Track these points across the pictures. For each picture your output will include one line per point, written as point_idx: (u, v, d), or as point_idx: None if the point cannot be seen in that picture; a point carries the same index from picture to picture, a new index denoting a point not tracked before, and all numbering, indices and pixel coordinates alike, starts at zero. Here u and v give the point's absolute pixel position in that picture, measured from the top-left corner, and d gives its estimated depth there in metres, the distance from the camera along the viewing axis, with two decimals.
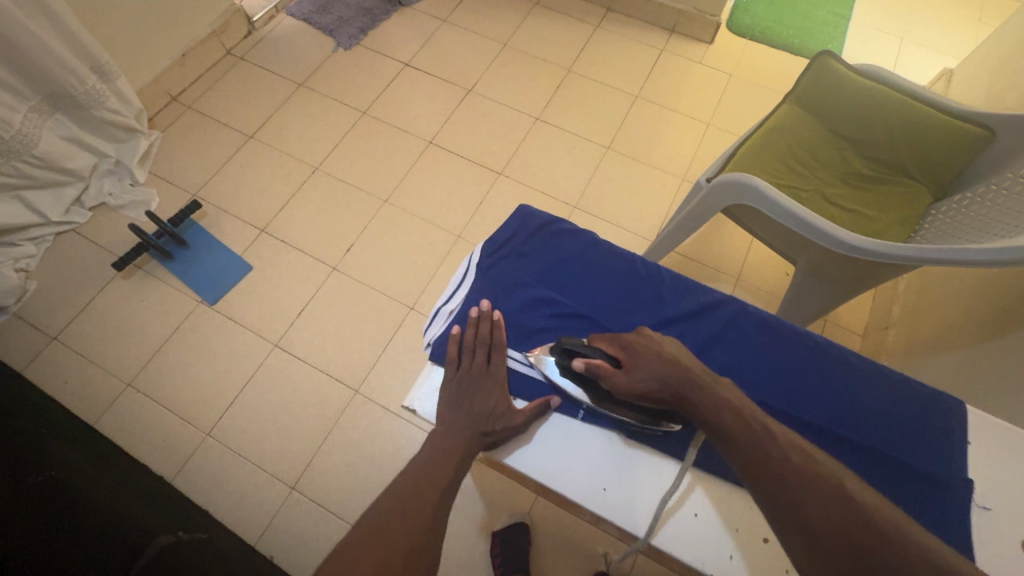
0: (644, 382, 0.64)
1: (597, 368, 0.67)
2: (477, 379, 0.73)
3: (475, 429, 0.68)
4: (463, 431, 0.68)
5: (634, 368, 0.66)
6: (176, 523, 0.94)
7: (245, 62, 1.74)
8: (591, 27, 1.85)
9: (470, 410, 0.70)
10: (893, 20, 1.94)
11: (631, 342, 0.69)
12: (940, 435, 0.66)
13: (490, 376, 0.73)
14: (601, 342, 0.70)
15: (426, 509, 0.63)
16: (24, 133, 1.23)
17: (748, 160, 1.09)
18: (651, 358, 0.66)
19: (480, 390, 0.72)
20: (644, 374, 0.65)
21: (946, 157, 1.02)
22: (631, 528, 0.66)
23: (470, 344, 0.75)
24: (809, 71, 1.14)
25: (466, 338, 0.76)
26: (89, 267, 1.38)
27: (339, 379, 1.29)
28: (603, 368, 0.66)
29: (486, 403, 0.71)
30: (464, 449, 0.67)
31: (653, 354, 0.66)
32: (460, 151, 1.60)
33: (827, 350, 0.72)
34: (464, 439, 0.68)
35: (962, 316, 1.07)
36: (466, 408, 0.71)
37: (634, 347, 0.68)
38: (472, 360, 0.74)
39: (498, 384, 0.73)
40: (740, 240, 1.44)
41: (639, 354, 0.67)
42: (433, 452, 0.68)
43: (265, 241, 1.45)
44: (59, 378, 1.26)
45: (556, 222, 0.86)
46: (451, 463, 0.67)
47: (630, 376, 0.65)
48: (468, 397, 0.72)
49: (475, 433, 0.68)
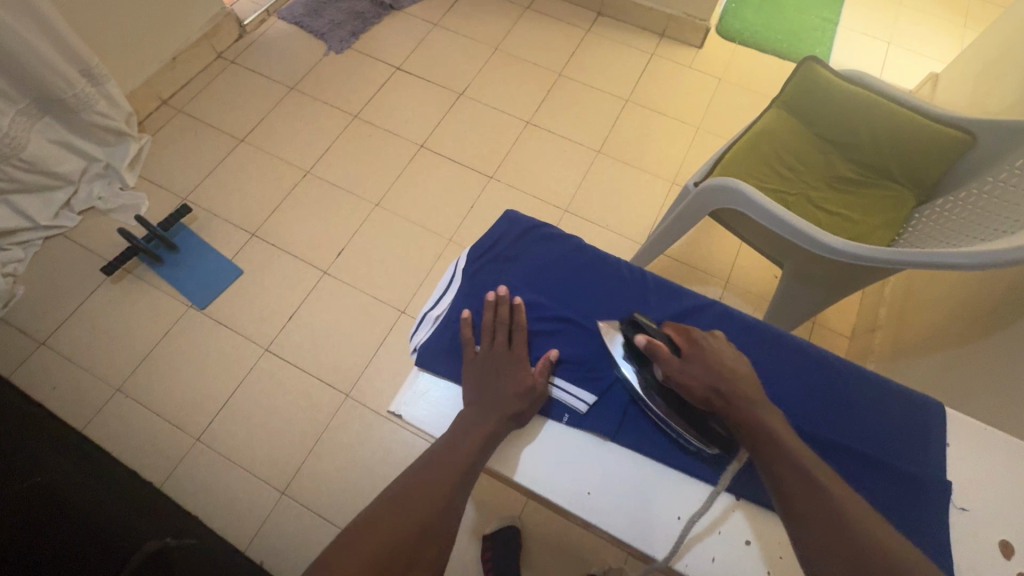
0: (696, 380, 0.64)
1: (656, 348, 0.67)
2: (499, 360, 0.73)
3: (504, 409, 0.68)
4: (489, 410, 0.68)
5: (692, 361, 0.66)
6: (165, 528, 0.93)
7: (236, 65, 1.74)
8: (582, 31, 1.86)
9: (493, 389, 0.70)
10: (880, 25, 1.96)
11: (700, 338, 0.68)
12: (921, 438, 0.67)
13: (512, 357, 0.74)
14: (672, 330, 0.70)
15: (441, 495, 0.61)
16: (12, 136, 1.22)
17: (733, 166, 1.10)
18: (712, 361, 0.65)
19: (503, 371, 0.72)
20: (699, 372, 0.65)
21: (929, 161, 1.04)
22: (616, 532, 0.67)
23: (489, 327, 0.76)
24: (795, 76, 1.15)
25: (485, 322, 0.77)
26: (78, 271, 1.38)
27: (330, 383, 1.29)
28: (662, 350, 0.67)
29: (511, 381, 0.71)
30: (487, 428, 0.66)
31: (716, 358, 0.66)
32: (452, 155, 1.61)
33: (808, 353, 0.73)
34: (489, 419, 0.67)
35: (945, 319, 1.09)
36: (489, 388, 0.71)
37: (700, 343, 0.67)
38: (494, 342, 0.75)
39: (521, 363, 0.73)
40: (730, 242, 1.45)
41: (703, 352, 0.66)
42: (457, 433, 0.67)
43: (255, 246, 1.45)
44: (47, 384, 1.25)
45: (540, 227, 0.86)
46: (475, 443, 0.65)
47: (684, 366, 0.65)
48: (491, 377, 0.72)
49: (504, 412, 0.68)
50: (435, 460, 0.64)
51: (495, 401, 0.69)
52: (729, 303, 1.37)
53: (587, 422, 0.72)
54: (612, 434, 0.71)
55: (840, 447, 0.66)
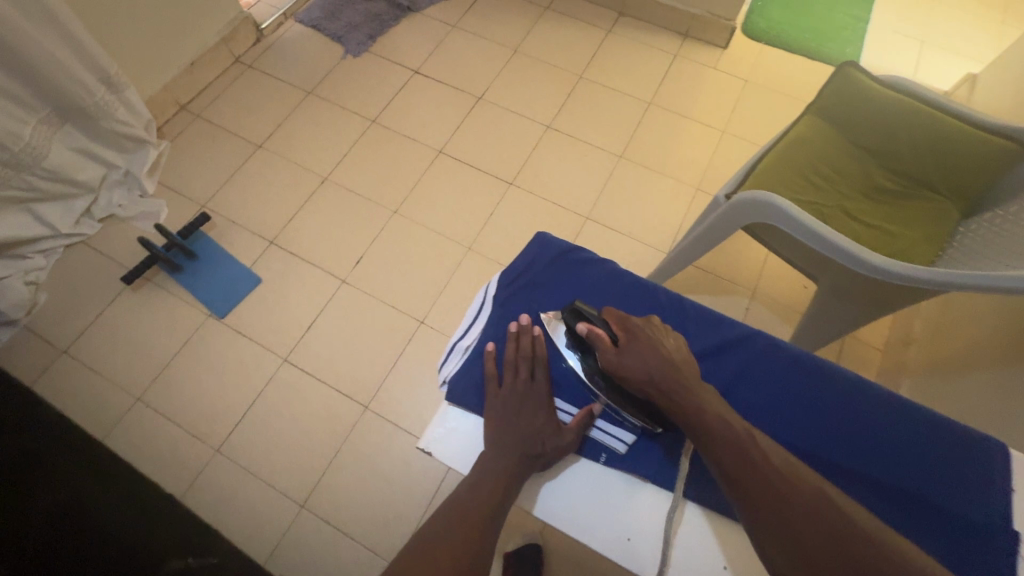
0: (632, 370, 0.66)
1: (596, 338, 0.69)
2: (521, 398, 0.71)
3: (524, 449, 0.66)
4: (511, 452, 0.66)
5: (628, 351, 0.67)
6: (185, 546, 0.92)
7: (253, 70, 1.72)
8: (604, 31, 1.81)
9: (514, 429, 0.68)
10: (913, 23, 1.89)
11: (636, 326, 0.70)
12: (981, 482, 0.63)
13: (534, 394, 0.72)
14: (612, 317, 0.71)
15: (467, 545, 0.59)
16: (33, 146, 1.22)
17: (769, 177, 1.06)
18: (647, 349, 0.67)
19: (525, 410, 0.70)
20: (635, 362, 0.66)
21: (974, 173, 0.99)
22: None
23: (511, 360, 0.74)
24: (832, 82, 1.10)
25: (507, 356, 0.75)
26: (98, 279, 1.38)
27: (350, 395, 1.28)
28: (601, 339, 0.68)
29: (535, 422, 0.69)
30: (509, 473, 0.65)
31: (652, 347, 0.67)
32: (471, 161, 1.58)
33: (856, 387, 0.70)
34: (512, 462, 0.65)
35: (986, 336, 1.04)
36: (510, 428, 0.69)
37: (636, 332, 0.69)
38: (515, 377, 0.73)
39: (542, 402, 0.71)
40: (757, 251, 1.41)
41: (638, 341, 0.68)
42: (478, 476, 0.65)
43: (274, 253, 1.44)
44: (69, 393, 1.25)
45: (573, 250, 0.83)
46: (496, 489, 0.63)
47: (621, 356, 0.67)
48: (513, 416, 0.70)
49: (523, 453, 0.66)
50: (458, 508, 0.63)
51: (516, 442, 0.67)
52: (756, 315, 1.33)
53: (626, 463, 0.69)
54: (651, 476, 0.68)
55: (892, 491, 0.64)
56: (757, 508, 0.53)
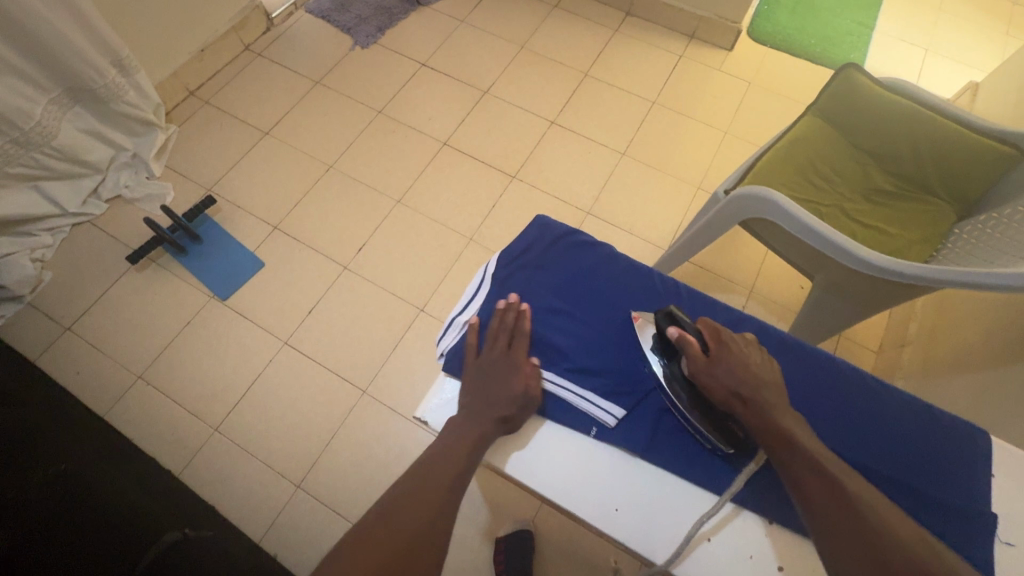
0: (720, 382, 0.65)
1: (687, 345, 0.67)
2: (495, 363, 0.73)
3: (491, 416, 0.68)
4: (481, 416, 0.68)
5: (718, 363, 0.65)
6: (183, 519, 0.94)
7: (263, 58, 1.74)
8: (610, 30, 1.83)
9: (485, 394, 0.70)
10: (918, 31, 1.90)
11: (732, 341, 0.68)
12: (964, 468, 0.66)
13: (508, 362, 0.73)
14: (706, 328, 0.69)
15: (440, 495, 0.61)
16: (44, 125, 1.24)
17: (768, 175, 1.07)
18: (740, 366, 0.65)
19: (499, 376, 0.72)
20: (723, 375, 0.65)
21: (971, 176, 1.00)
22: (641, 548, 0.66)
23: (493, 331, 0.76)
24: (833, 83, 1.11)
25: (490, 327, 0.77)
26: (103, 259, 1.39)
27: (348, 379, 1.29)
28: (692, 347, 0.66)
29: (504, 387, 0.70)
30: (476, 435, 0.66)
31: (743, 364, 0.65)
32: (475, 153, 1.60)
33: (847, 377, 0.72)
34: (478, 426, 0.67)
35: (977, 337, 1.06)
36: (480, 392, 0.71)
37: (731, 347, 0.67)
38: (494, 346, 0.75)
39: (514, 369, 0.72)
40: (755, 249, 1.42)
41: (731, 356, 0.66)
42: (453, 439, 0.66)
43: (277, 239, 1.45)
44: (71, 369, 1.27)
45: (573, 233, 0.85)
46: (467, 450, 0.65)
47: (708, 366, 0.65)
48: (486, 381, 0.72)
49: (493, 420, 0.68)
50: (436, 464, 0.64)
51: (483, 406, 0.69)
52: (753, 313, 1.34)
53: (616, 437, 0.71)
54: (642, 452, 0.70)
55: (884, 476, 0.65)
56: None
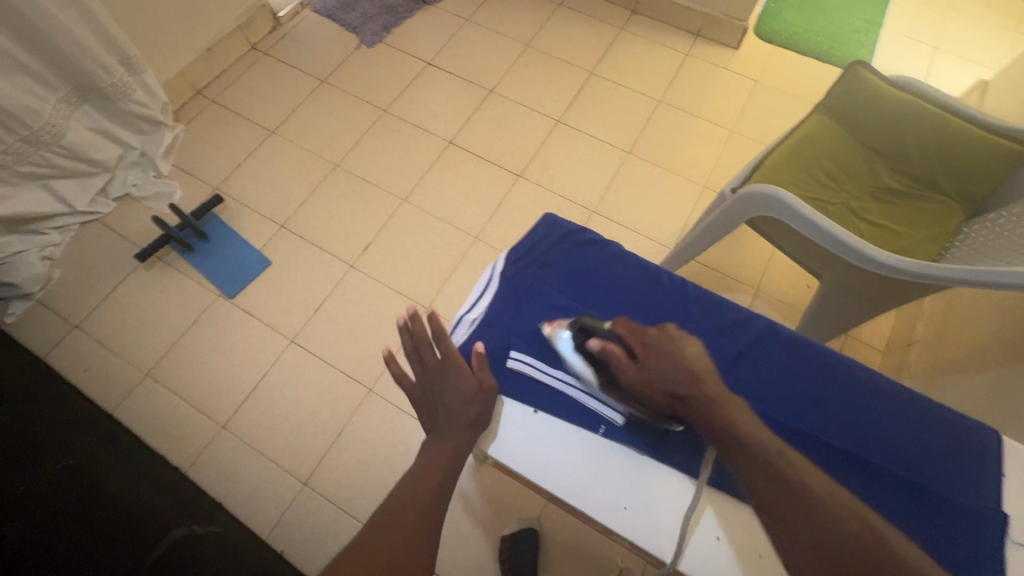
0: (654, 386, 0.65)
1: (612, 356, 0.67)
2: (435, 374, 0.76)
3: (457, 421, 0.71)
4: (452, 427, 0.71)
5: (649, 368, 0.66)
6: (190, 515, 0.95)
7: (269, 57, 1.75)
8: (616, 29, 1.83)
9: (443, 409, 0.73)
10: (926, 29, 1.89)
11: (653, 338, 0.68)
12: (976, 469, 0.66)
13: (442, 368, 0.75)
14: (625, 331, 0.69)
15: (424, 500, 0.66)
16: (53, 124, 1.24)
17: (776, 173, 1.07)
18: (670, 364, 0.65)
19: (443, 385, 0.74)
20: (658, 377, 0.65)
21: (980, 175, 0.99)
22: (652, 548, 0.66)
23: (413, 348, 0.78)
24: (841, 81, 1.11)
25: (406, 345, 0.78)
26: (110, 257, 1.40)
27: (354, 377, 1.30)
28: (618, 359, 0.67)
29: (454, 392, 0.73)
30: (452, 442, 0.70)
31: (672, 360, 0.66)
32: (481, 152, 1.60)
33: (858, 376, 0.72)
34: (452, 436, 0.71)
35: (985, 337, 1.05)
36: (437, 410, 0.74)
37: (655, 346, 0.67)
38: (422, 360, 0.77)
39: (451, 370, 0.75)
40: (761, 248, 1.42)
41: (657, 356, 0.66)
42: (434, 449, 0.71)
43: (284, 237, 1.46)
44: (79, 366, 1.28)
45: (580, 231, 0.86)
46: (447, 457, 0.70)
47: (640, 372, 0.66)
48: (437, 396, 0.75)
49: (463, 424, 0.71)
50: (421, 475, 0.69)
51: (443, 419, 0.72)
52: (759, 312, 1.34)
53: (625, 435, 0.71)
54: (651, 451, 0.70)
55: (892, 476, 0.65)
56: None
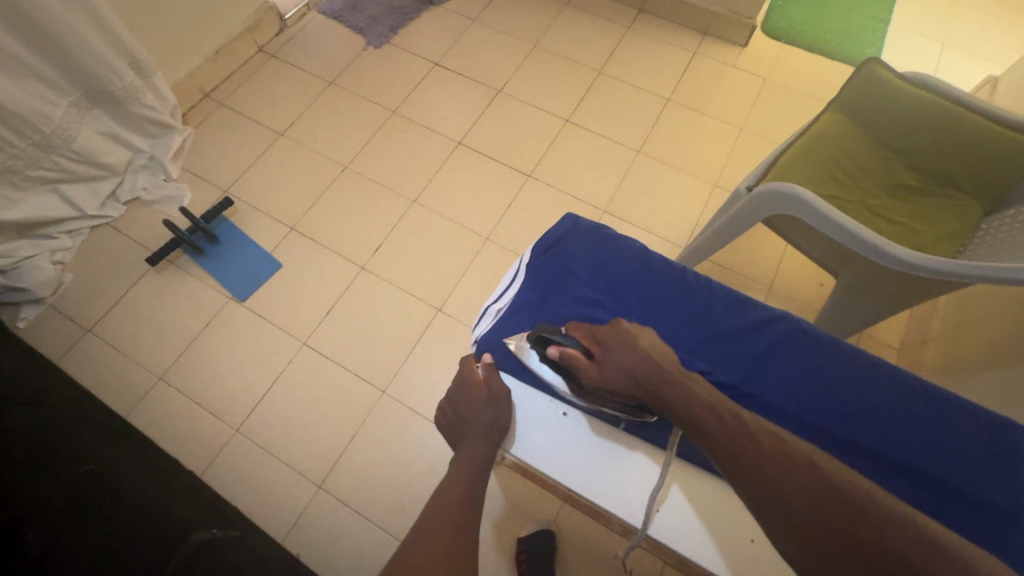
0: (616, 379, 0.68)
1: (571, 360, 0.69)
2: (456, 392, 0.78)
3: (477, 428, 0.72)
4: (477, 434, 0.72)
5: (607, 364, 0.69)
6: (209, 519, 0.95)
7: (276, 59, 1.75)
8: (623, 27, 1.82)
9: (466, 421, 0.74)
10: (934, 25, 1.89)
11: (605, 336, 0.71)
12: (1007, 467, 0.66)
13: (462, 383, 0.78)
14: (579, 333, 0.73)
15: (459, 499, 0.65)
16: (63, 128, 1.24)
17: (792, 170, 1.06)
18: (626, 354, 0.69)
19: (463, 400, 0.76)
20: (616, 370, 0.68)
21: (999, 171, 0.99)
22: (689, 551, 0.66)
23: None
24: (855, 77, 1.10)
25: None
26: (122, 260, 1.40)
27: (367, 379, 1.29)
28: (578, 361, 0.69)
29: (472, 403, 0.75)
30: (478, 447, 0.70)
31: (628, 349, 0.70)
32: (490, 153, 1.59)
33: (885, 374, 0.73)
34: (476, 443, 0.71)
35: (1002, 334, 1.05)
36: (461, 424, 0.75)
37: (608, 342, 0.71)
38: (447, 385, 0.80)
39: (469, 383, 0.77)
40: (774, 246, 1.41)
41: (613, 349, 0.70)
42: (464, 451, 0.70)
43: (294, 239, 1.46)
44: (92, 370, 1.28)
45: (603, 230, 0.89)
46: (478, 455, 0.70)
47: (600, 370, 0.68)
48: (459, 411, 0.76)
49: (485, 433, 0.72)
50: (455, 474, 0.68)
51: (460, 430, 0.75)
52: None
53: (645, 431, 0.73)
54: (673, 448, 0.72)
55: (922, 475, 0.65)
56: (773, 474, 0.53)
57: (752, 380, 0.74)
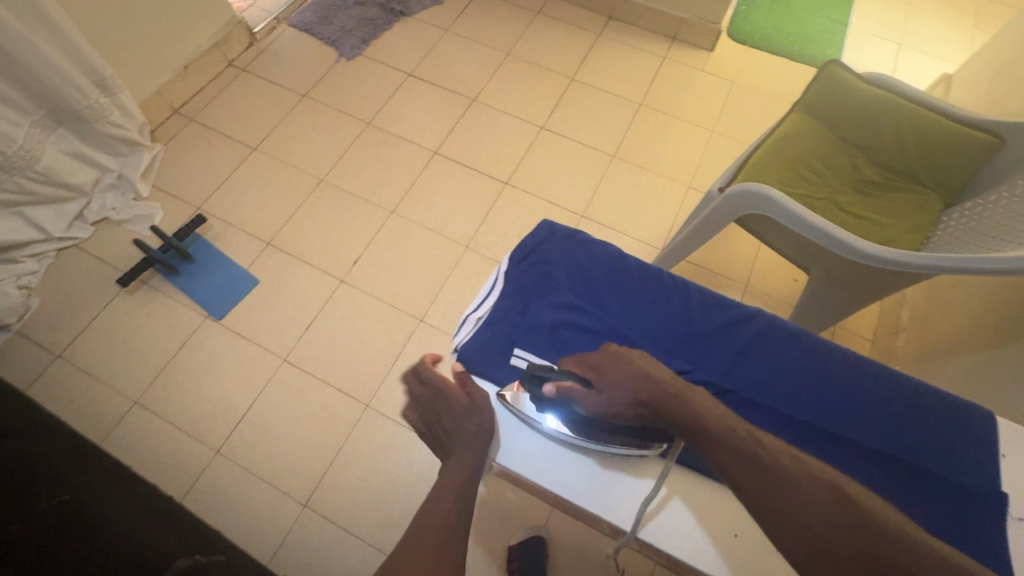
0: (618, 401, 0.65)
1: (568, 391, 0.67)
2: (431, 403, 0.76)
3: (465, 437, 0.71)
4: (466, 445, 0.70)
5: (605, 387, 0.66)
6: (191, 545, 0.92)
7: (247, 74, 1.73)
8: (594, 34, 1.85)
9: (448, 432, 0.73)
10: (890, 26, 1.96)
11: (598, 360, 0.69)
12: (975, 450, 0.68)
13: (439, 395, 0.76)
14: (571, 363, 0.70)
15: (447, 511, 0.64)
16: (27, 148, 1.21)
17: (761, 169, 1.09)
18: (622, 375, 0.66)
19: (442, 411, 0.75)
20: (616, 392, 0.65)
21: (957, 165, 1.03)
22: (677, 549, 0.67)
23: (412, 394, 0.79)
24: (818, 79, 1.14)
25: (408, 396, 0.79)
26: (92, 283, 1.36)
27: (350, 393, 1.28)
28: (576, 391, 0.67)
29: (452, 412, 0.74)
30: (465, 458, 0.69)
31: (622, 369, 0.67)
32: (466, 161, 1.60)
33: (857, 365, 0.75)
34: (466, 453, 0.70)
35: (967, 322, 1.08)
36: (444, 434, 0.74)
37: (602, 365, 0.68)
38: (421, 398, 0.78)
39: (445, 395, 0.75)
40: (748, 245, 1.45)
41: (608, 372, 0.67)
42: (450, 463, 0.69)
43: (271, 254, 1.44)
44: (64, 397, 1.24)
45: (578, 234, 0.90)
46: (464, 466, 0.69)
47: (601, 396, 0.65)
48: (439, 423, 0.75)
49: (473, 443, 0.70)
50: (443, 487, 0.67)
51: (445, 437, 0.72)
52: None
53: None
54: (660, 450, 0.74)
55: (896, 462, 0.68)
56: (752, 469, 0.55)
57: (732, 377, 0.75)
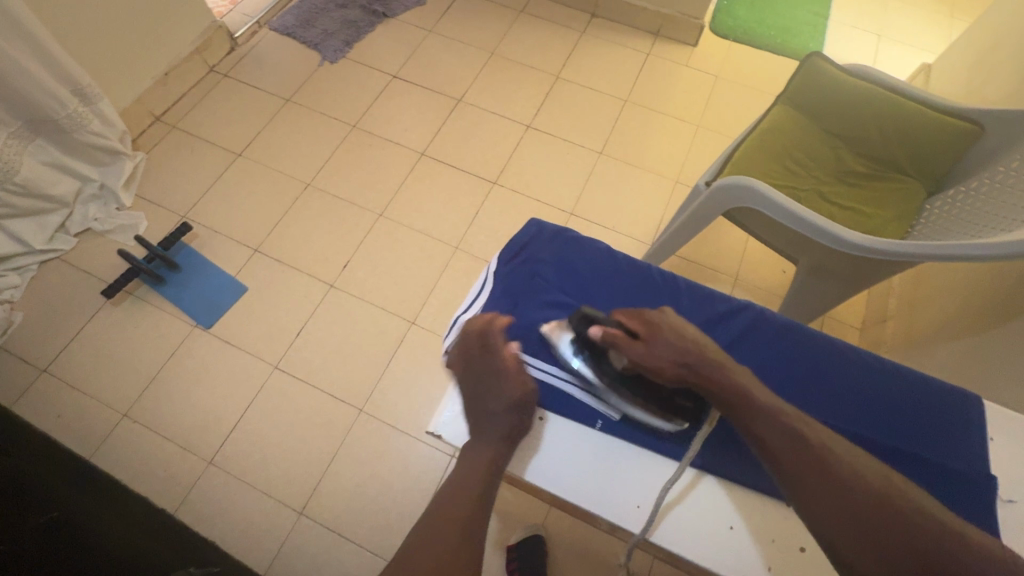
0: (662, 356, 0.68)
1: (613, 337, 0.70)
2: (479, 368, 0.75)
3: (503, 426, 0.71)
4: (485, 439, 0.71)
5: (653, 342, 0.69)
6: (185, 557, 0.91)
7: (229, 79, 1.71)
8: (577, 32, 1.85)
9: (487, 408, 0.72)
10: (870, 18, 1.98)
11: (653, 317, 0.71)
12: (965, 434, 0.70)
13: (496, 369, 0.74)
14: (624, 315, 0.73)
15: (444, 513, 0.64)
16: (4, 160, 1.19)
17: (746, 163, 1.10)
18: (672, 336, 0.69)
19: (490, 388, 0.74)
20: (663, 350, 0.68)
21: (939, 154, 1.04)
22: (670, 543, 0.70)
23: (462, 345, 0.77)
24: (800, 72, 1.15)
25: (459, 347, 0.77)
26: (77, 295, 1.34)
27: (344, 399, 1.27)
28: (623, 338, 0.69)
29: (499, 397, 0.73)
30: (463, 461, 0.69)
31: (676, 332, 0.70)
32: (453, 162, 1.59)
33: (847, 355, 0.76)
34: (489, 441, 0.70)
35: (953, 308, 1.10)
36: (479, 409, 0.73)
37: (656, 324, 0.71)
38: (470, 358, 0.76)
39: (502, 373, 0.74)
40: (736, 238, 1.46)
41: (661, 331, 0.70)
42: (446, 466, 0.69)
43: (259, 261, 1.42)
44: (51, 412, 1.22)
45: (567, 232, 0.90)
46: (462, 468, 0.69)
47: (649, 348, 0.68)
48: (479, 399, 0.73)
49: (508, 434, 0.71)
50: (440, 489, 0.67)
51: (477, 418, 0.73)
52: None
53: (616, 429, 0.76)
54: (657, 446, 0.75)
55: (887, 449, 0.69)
56: None
57: None
